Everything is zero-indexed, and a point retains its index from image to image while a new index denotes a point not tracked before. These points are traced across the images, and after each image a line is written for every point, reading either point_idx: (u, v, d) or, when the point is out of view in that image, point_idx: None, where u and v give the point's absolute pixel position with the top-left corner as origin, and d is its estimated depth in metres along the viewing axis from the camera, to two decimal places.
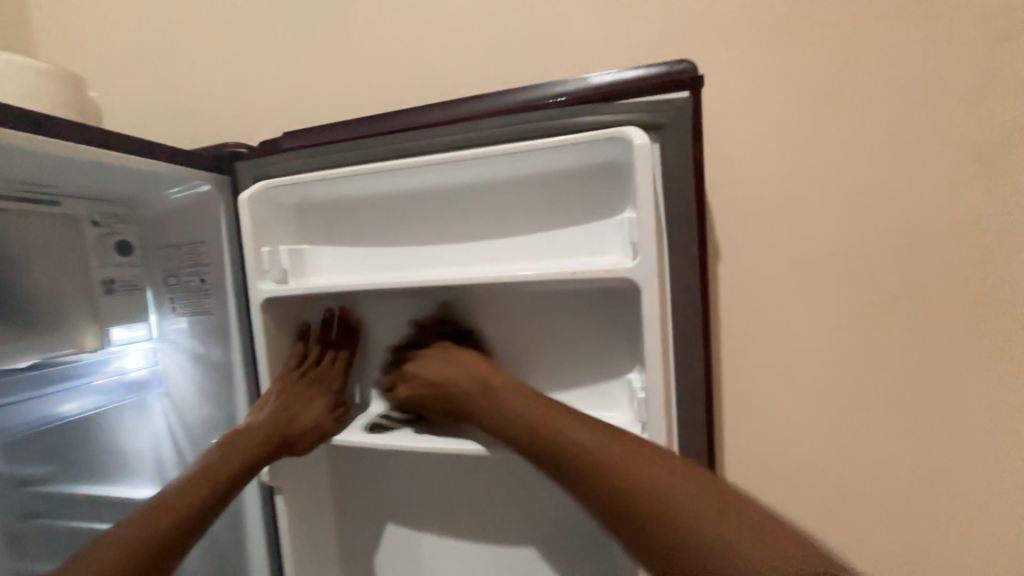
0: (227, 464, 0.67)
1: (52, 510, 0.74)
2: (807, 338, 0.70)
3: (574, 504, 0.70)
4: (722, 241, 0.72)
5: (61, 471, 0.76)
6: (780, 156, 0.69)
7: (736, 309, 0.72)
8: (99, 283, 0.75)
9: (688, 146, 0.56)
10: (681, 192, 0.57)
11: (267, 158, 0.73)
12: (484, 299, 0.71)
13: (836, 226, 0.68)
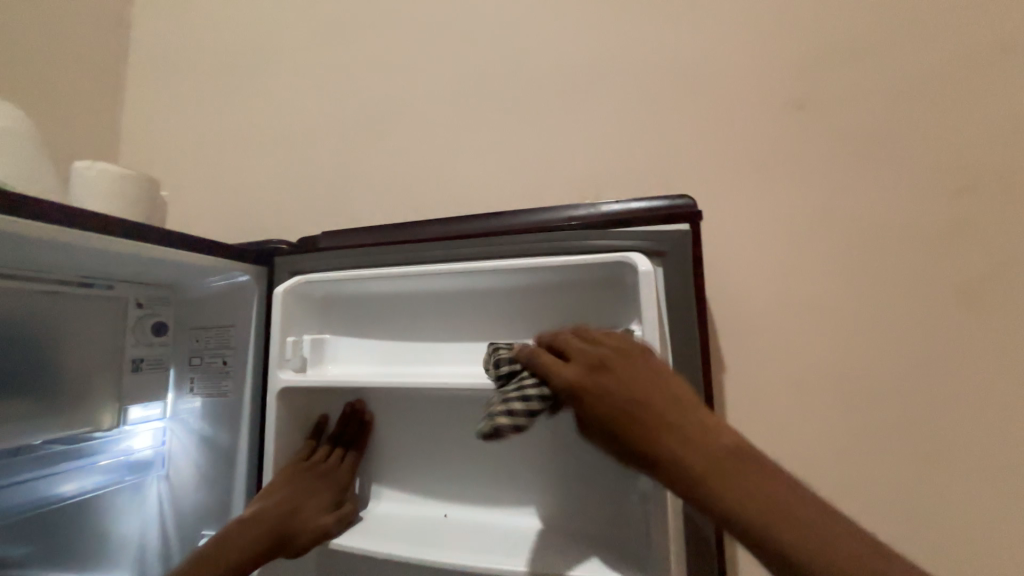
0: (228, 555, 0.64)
1: None
2: (815, 458, 0.70)
3: None
4: (725, 354, 0.75)
5: (41, 552, 0.72)
6: (775, 280, 0.75)
7: (741, 424, 0.73)
8: (129, 361, 0.79)
9: (688, 273, 0.62)
10: (682, 313, 0.61)
11: (304, 255, 0.80)
12: (492, 401, 0.72)
13: (834, 347, 0.71)
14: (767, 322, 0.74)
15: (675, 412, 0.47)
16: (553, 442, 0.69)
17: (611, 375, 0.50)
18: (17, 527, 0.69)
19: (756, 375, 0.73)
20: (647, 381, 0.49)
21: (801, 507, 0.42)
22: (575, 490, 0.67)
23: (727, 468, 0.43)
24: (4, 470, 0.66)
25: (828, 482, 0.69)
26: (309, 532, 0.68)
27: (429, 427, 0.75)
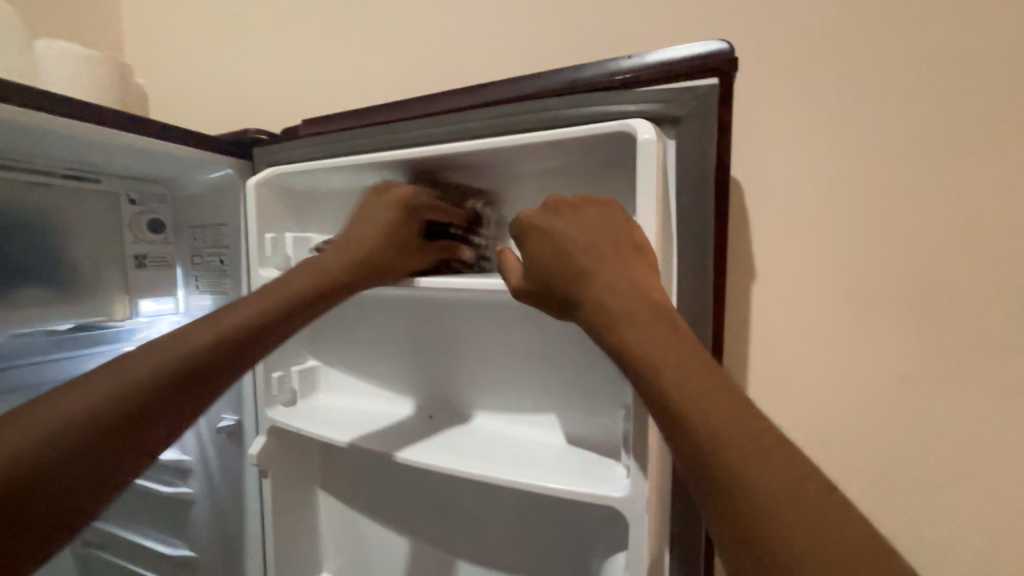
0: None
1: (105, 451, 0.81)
2: (850, 381, 0.59)
3: (553, 531, 0.63)
4: (754, 259, 0.62)
5: None
6: (835, 169, 0.58)
7: (763, 339, 0.62)
8: (132, 258, 0.81)
9: (708, 146, 0.47)
10: (696, 200, 0.48)
11: (282, 144, 0.73)
12: (477, 305, 0.67)
13: (902, 252, 0.56)
14: (816, 220, 0.59)
15: (649, 316, 0.39)
16: (537, 351, 0.64)
17: (572, 227, 0.44)
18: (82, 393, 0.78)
19: (791, 284, 0.61)
20: (601, 235, 0.43)
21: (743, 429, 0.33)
22: (560, 402, 0.62)
23: (651, 350, 0.38)
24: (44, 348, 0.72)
25: (862, 407, 0.59)
26: (245, 317, 0.48)
27: (417, 329, 0.72)
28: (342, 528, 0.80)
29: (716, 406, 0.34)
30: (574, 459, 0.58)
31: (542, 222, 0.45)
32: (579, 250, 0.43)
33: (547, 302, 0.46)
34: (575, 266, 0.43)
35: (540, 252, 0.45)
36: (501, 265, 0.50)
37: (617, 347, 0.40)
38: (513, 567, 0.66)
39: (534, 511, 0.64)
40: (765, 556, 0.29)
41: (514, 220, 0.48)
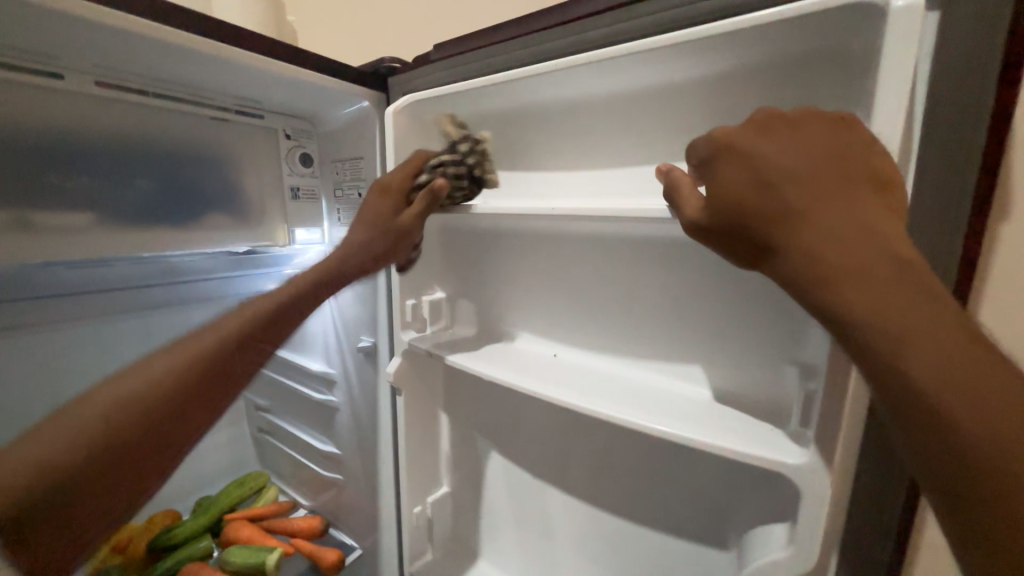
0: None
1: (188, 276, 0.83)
2: None
3: (684, 487, 0.60)
4: None
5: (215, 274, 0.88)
6: None
7: None
8: (289, 189, 0.89)
9: (1001, 21, 0.34)
10: (956, 98, 0.37)
11: (419, 70, 0.72)
12: (615, 241, 0.62)
13: None
14: None
15: (892, 268, 0.32)
16: (683, 295, 0.57)
17: (787, 151, 0.36)
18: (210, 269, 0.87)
19: None
20: (824, 161, 0.35)
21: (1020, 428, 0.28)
22: (708, 351, 0.56)
23: (893, 312, 0.31)
24: (226, 264, 0.88)
25: None
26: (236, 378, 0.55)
27: (544, 265, 0.69)
28: (461, 450, 0.86)
29: (969, 389, 0.29)
30: (726, 417, 0.51)
31: (741, 149, 0.38)
32: (792, 181, 0.35)
33: (726, 242, 0.40)
34: (787, 196, 0.35)
35: (733, 185, 0.38)
36: (677, 195, 0.45)
37: (828, 308, 0.33)
38: (634, 513, 0.65)
39: (666, 463, 0.61)
40: (1015, 554, 0.28)
41: (703, 145, 0.42)
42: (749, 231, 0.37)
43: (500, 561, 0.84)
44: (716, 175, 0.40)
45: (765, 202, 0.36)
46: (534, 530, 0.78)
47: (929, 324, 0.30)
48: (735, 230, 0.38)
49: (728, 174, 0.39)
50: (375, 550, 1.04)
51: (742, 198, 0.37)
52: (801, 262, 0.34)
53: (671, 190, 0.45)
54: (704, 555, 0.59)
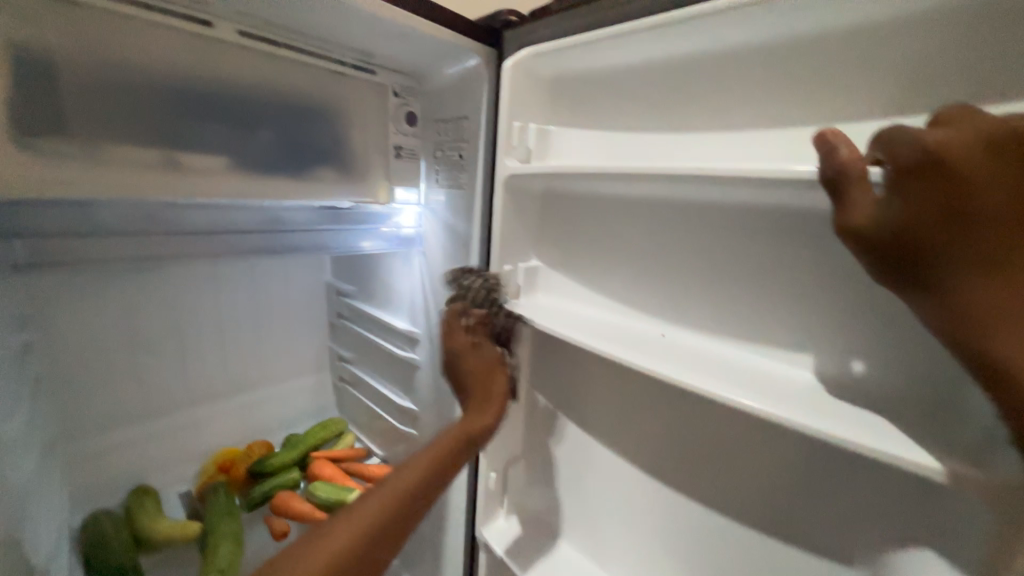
0: (343, 540, 0.52)
1: (299, 225, 0.87)
2: None
3: (802, 491, 0.54)
4: None
5: (322, 225, 0.90)
6: None
7: None
8: (393, 148, 0.91)
9: None
10: None
11: (539, 24, 0.69)
12: (754, 214, 0.55)
13: None
14: None
15: None
16: (833, 280, 0.50)
17: (1001, 186, 0.32)
18: (316, 218, 0.89)
19: None
20: None
21: None
22: (864, 345, 0.49)
23: None
24: (324, 219, 0.90)
25: None
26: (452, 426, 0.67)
27: (656, 236, 0.64)
28: (540, 421, 0.85)
29: None
30: (858, 412, 0.46)
31: (952, 171, 0.33)
32: (997, 226, 0.32)
33: (891, 261, 0.37)
34: (972, 240, 0.33)
35: (929, 209, 0.34)
36: (845, 192, 0.38)
37: (996, 356, 0.32)
38: (733, 508, 0.60)
39: (784, 463, 0.55)
40: None
41: (911, 147, 0.35)
42: (914, 262, 0.35)
43: (569, 534, 0.83)
44: (892, 191, 0.36)
45: (943, 242, 0.34)
46: (615, 513, 0.75)
47: None
48: (893, 255, 0.36)
49: (911, 196, 0.35)
50: (443, 505, 1.08)
51: (918, 228, 0.35)
52: (965, 310, 0.33)
53: (838, 182, 0.38)
54: (814, 563, 0.54)
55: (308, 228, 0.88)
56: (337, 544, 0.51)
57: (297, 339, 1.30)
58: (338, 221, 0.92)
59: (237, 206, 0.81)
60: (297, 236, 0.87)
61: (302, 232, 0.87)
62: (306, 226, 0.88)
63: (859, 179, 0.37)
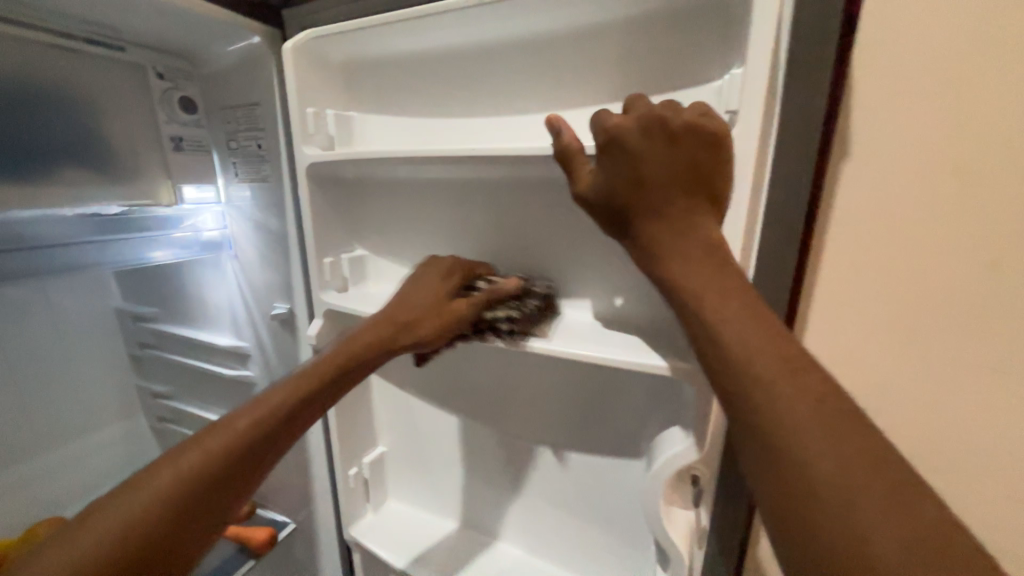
0: (151, 508, 0.42)
1: (51, 237, 0.68)
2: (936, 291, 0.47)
3: (603, 409, 0.67)
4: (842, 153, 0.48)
5: (90, 235, 0.72)
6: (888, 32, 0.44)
7: (835, 266, 0.51)
8: (168, 140, 0.78)
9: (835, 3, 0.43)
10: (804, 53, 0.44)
11: (318, 6, 0.66)
12: (535, 187, 0.64)
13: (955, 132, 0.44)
14: (898, 93, 0.45)
15: (705, 253, 0.42)
16: (598, 238, 0.61)
17: (655, 155, 0.44)
18: (80, 227, 0.71)
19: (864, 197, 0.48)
20: (679, 169, 0.44)
21: (774, 361, 0.36)
22: (620, 285, 0.61)
23: (698, 286, 0.42)
24: (92, 229, 0.72)
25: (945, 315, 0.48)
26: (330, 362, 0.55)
27: (465, 215, 0.69)
28: (396, 406, 0.87)
29: (733, 337, 0.38)
30: (618, 334, 0.58)
31: (626, 146, 0.44)
32: (655, 183, 0.44)
33: (607, 215, 0.47)
34: (642, 195, 0.44)
35: (618, 176, 0.45)
36: (571, 164, 0.47)
37: (661, 276, 0.44)
38: (560, 438, 0.71)
39: (589, 390, 0.67)
40: (764, 465, 0.35)
41: (602, 131, 0.45)
42: (616, 212, 0.46)
43: (440, 505, 0.87)
44: (596, 163, 0.46)
45: (627, 195, 0.45)
46: (474, 473, 0.81)
47: (726, 293, 0.40)
48: (605, 209, 0.47)
49: (606, 167, 0.45)
50: (311, 521, 1.02)
51: (611, 188, 0.45)
52: (645, 245, 0.45)
53: (565, 159, 0.48)
54: (619, 465, 0.68)
55: (70, 242, 0.70)
56: (176, 484, 0.44)
57: (88, 385, 1.05)
58: (114, 227, 0.74)
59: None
60: (56, 251, 0.70)
61: (59, 246, 0.69)
62: (66, 240, 0.70)
63: (578, 154, 0.47)
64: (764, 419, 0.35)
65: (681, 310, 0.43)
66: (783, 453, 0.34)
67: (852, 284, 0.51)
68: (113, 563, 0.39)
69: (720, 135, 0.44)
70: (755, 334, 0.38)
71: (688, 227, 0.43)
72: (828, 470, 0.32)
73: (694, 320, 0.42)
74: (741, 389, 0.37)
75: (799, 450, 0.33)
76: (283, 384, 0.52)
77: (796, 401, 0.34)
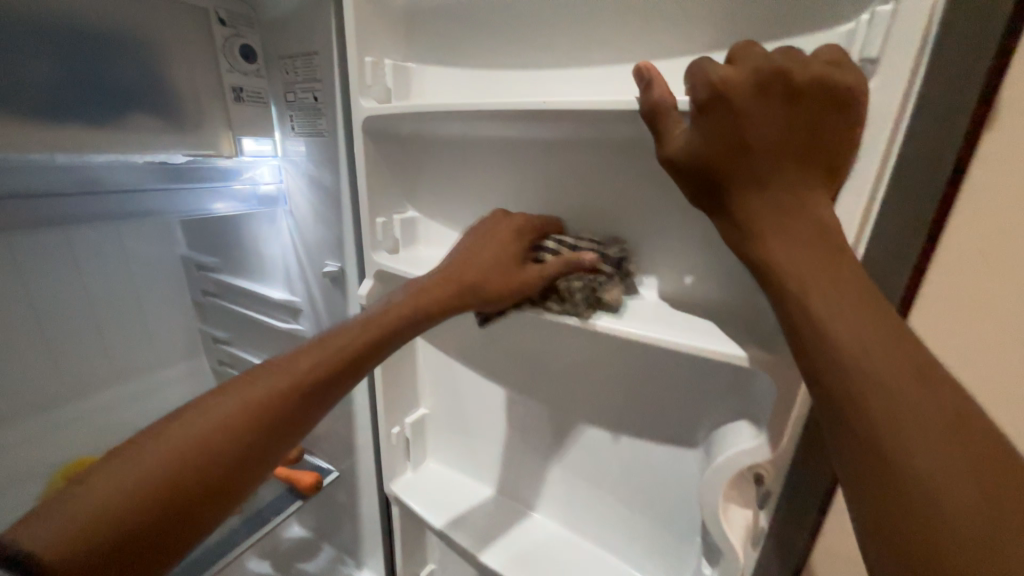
0: (216, 431, 0.43)
1: (120, 182, 0.73)
2: None
3: (659, 394, 0.63)
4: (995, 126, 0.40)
5: (155, 182, 0.76)
6: None
7: (957, 261, 0.45)
8: (229, 90, 0.78)
9: None
10: None
11: None
12: (606, 150, 0.58)
13: None
14: None
15: (818, 239, 0.37)
16: (672, 209, 0.56)
17: (769, 119, 0.37)
18: (145, 172, 0.75)
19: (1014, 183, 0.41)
20: (797, 139, 0.38)
21: (893, 363, 0.32)
22: (693, 264, 0.56)
23: (807, 277, 0.36)
24: (158, 177, 0.76)
25: None
26: (363, 330, 0.52)
27: (525, 179, 0.65)
28: (440, 370, 0.87)
29: (845, 335, 0.34)
30: (686, 316, 0.53)
31: (734, 105, 0.38)
32: (765, 154, 0.38)
33: (697, 183, 0.42)
34: (745, 167, 0.39)
35: (719, 141, 0.39)
36: (660, 124, 0.41)
37: (758, 260, 0.39)
38: (609, 418, 0.69)
39: (645, 372, 0.63)
40: (862, 474, 0.32)
41: (706, 85, 0.38)
42: (710, 186, 0.41)
43: (478, 471, 0.87)
44: (692, 124, 0.40)
45: (728, 167, 0.39)
46: (514, 443, 0.81)
47: (838, 285, 0.35)
48: (696, 180, 0.41)
49: (705, 129, 0.39)
50: (353, 471, 1.06)
51: (709, 156, 0.39)
52: (743, 225, 0.40)
53: (654, 115, 0.42)
54: (670, 451, 0.64)
55: (137, 187, 0.75)
56: (205, 444, 0.42)
57: (156, 326, 1.12)
58: (176, 174, 0.78)
59: (28, 164, 0.65)
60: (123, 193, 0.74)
61: (127, 189, 0.74)
62: (132, 183, 0.74)
63: (669, 113, 0.41)
64: (875, 429, 0.31)
65: (778, 299, 0.38)
66: (893, 467, 0.30)
67: (972, 279, 0.45)
68: (175, 478, 0.40)
69: (851, 97, 0.37)
70: (873, 334, 0.33)
71: (798, 206, 0.38)
72: (949, 488, 0.29)
73: (794, 313, 0.37)
74: (846, 396, 0.33)
75: (916, 463, 0.30)
76: (353, 329, 0.52)
77: (919, 412, 0.31)
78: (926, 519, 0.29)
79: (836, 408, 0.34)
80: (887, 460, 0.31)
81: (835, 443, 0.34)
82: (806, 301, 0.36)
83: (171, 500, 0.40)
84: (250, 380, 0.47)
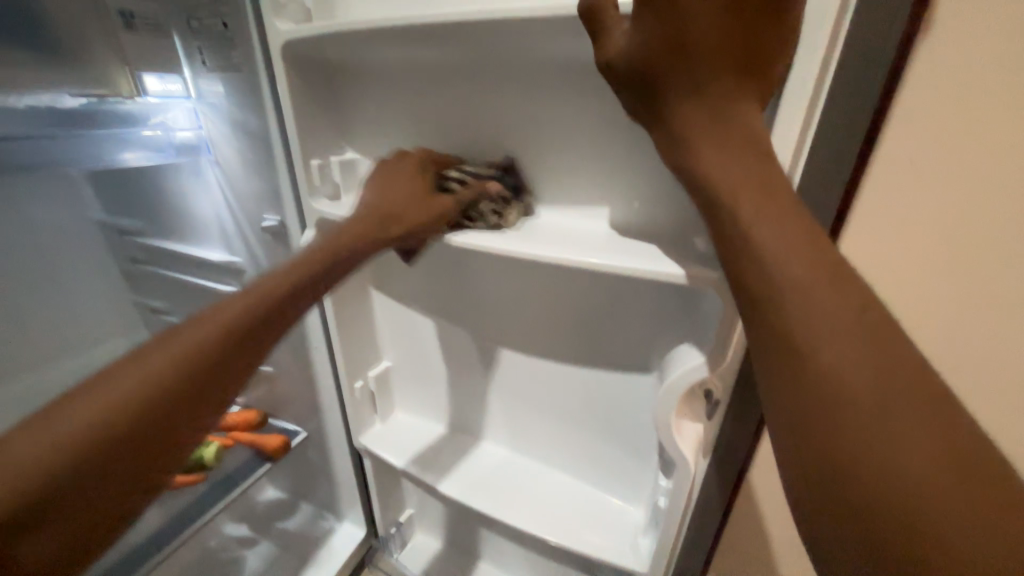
0: (69, 456, 0.34)
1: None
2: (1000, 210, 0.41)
3: (616, 325, 0.64)
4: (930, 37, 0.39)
5: (43, 133, 0.65)
6: None
7: (889, 182, 0.45)
8: (117, 15, 0.66)
9: None
10: None
11: None
12: (553, 74, 0.55)
13: None
14: None
15: (751, 151, 0.36)
16: (622, 134, 0.54)
17: (711, 19, 0.35)
18: (31, 122, 0.64)
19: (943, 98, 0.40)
20: (740, 42, 0.35)
21: (815, 272, 0.32)
22: (644, 192, 0.55)
23: (739, 189, 0.36)
24: (48, 124, 0.66)
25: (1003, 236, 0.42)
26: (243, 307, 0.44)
27: (473, 111, 0.61)
28: (400, 323, 0.85)
29: (771, 246, 0.34)
30: (639, 243, 0.53)
31: (675, 1, 0.35)
32: (706, 58, 0.36)
33: (637, 93, 0.40)
34: (689, 73, 0.36)
35: (661, 45, 0.36)
36: (600, 25, 0.39)
37: (693, 175, 0.38)
38: (569, 353, 0.70)
39: (602, 305, 0.64)
40: (779, 381, 0.33)
41: None
42: (651, 95, 0.39)
43: (447, 418, 0.89)
44: (633, 24, 0.37)
45: (668, 74, 0.37)
46: (480, 386, 0.81)
47: (769, 198, 0.35)
48: (638, 89, 0.39)
49: (646, 31, 0.36)
50: (321, 431, 1.05)
51: (652, 61, 0.37)
52: (680, 138, 0.38)
53: (594, 18, 0.39)
54: (629, 379, 0.67)
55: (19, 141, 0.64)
56: (39, 480, 0.32)
57: None
58: (72, 120, 0.69)
59: None
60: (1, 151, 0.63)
61: (7, 145, 0.63)
62: (15, 138, 0.63)
63: (611, 13, 0.38)
64: (794, 335, 0.32)
65: (714, 215, 0.38)
66: (808, 371, 0.32)
67: (901, 199, 0.45)
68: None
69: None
70: (799, 245, 0.33)
71: (732, 119, 0.37)
72: (853, 392, 0.30)
73: (726, 228, 0.36)
74: (771, 306, 0.34)
75: (829, 369, 0.31)
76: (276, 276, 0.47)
77: (835, 318, 0.31)
78: (832, 421, 0.30)
79: (760, 319, 0.34)
80: (803, 366, 0.32)
81: (759, 354, 0.35)
82: (737, 215, 0.36)
83: (29, 536, 0.32)
84: (167, 338, 0.41)
